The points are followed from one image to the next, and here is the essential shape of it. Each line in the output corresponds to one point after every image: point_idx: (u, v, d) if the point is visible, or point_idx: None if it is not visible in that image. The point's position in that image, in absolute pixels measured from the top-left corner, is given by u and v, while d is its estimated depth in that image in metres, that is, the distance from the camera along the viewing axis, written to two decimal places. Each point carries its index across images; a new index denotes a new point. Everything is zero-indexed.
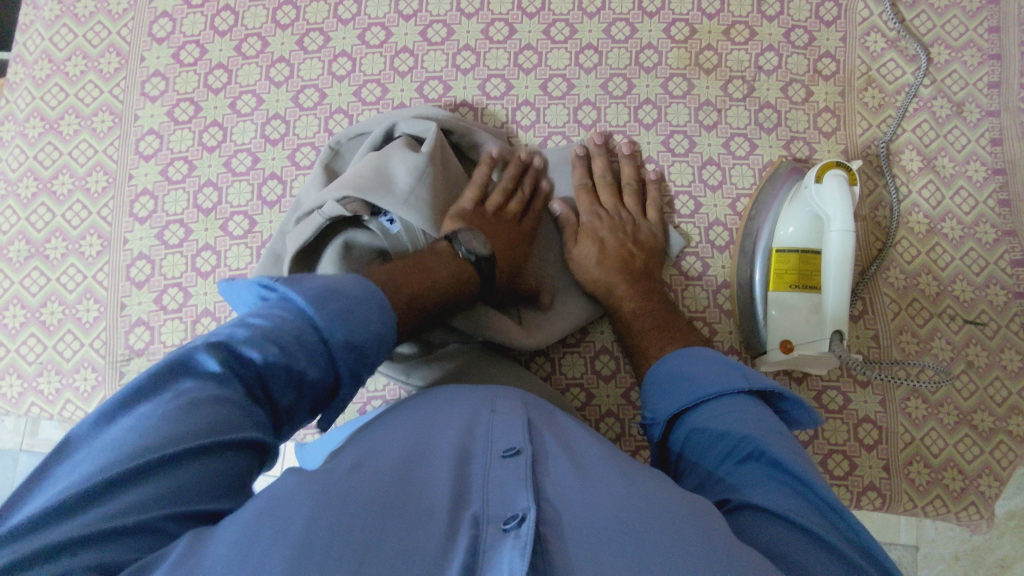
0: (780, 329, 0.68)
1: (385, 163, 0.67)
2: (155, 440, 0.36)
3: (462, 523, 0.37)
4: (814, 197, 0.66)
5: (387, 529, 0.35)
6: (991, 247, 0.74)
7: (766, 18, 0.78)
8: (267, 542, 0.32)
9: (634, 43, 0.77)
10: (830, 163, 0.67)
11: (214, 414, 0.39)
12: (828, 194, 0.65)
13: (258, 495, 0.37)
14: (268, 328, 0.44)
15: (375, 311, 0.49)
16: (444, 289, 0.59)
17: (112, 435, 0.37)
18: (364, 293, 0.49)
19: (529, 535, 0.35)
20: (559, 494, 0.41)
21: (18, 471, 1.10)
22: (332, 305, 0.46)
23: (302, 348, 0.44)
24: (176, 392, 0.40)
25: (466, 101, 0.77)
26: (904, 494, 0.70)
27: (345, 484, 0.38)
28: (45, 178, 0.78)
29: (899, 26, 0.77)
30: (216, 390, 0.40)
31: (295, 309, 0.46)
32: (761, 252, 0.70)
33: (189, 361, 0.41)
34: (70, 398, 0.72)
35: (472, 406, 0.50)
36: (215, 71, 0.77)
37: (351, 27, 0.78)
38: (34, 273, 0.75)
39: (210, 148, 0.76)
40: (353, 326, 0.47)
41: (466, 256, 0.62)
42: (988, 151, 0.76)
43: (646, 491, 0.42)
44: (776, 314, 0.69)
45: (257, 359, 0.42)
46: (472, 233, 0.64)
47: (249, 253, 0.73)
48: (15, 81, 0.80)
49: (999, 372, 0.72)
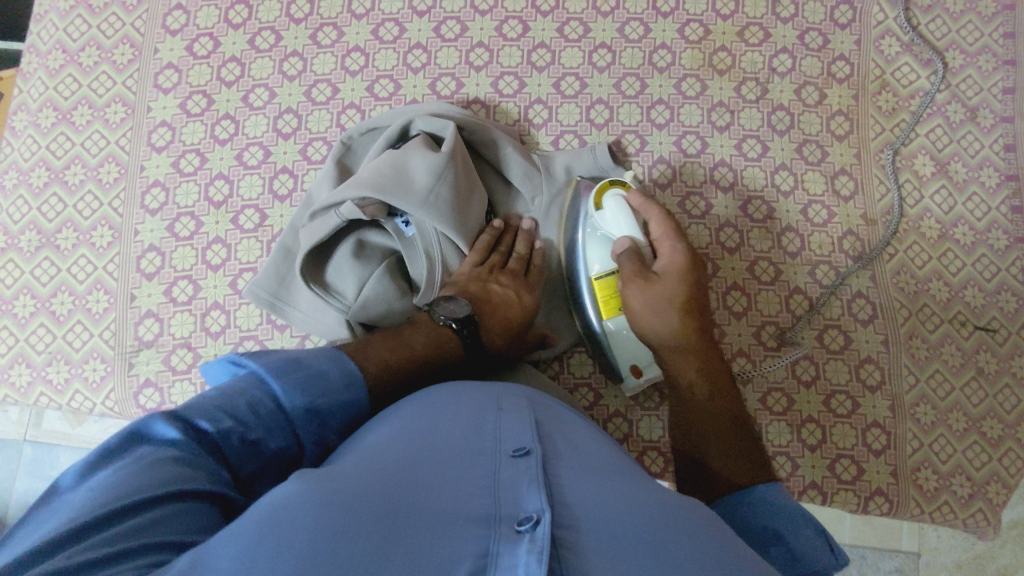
0: (626, 354, 0.68)
1: (402, 162, 0.67)
2: (124, 492, 0.36)
3: (474, 524, 0.36)
4: (600, 223, 0.68)
5: (394, 536, 0.35)
6: (1003, 253, 0.73)
7: (780, 20, 0.78)
8: (270, 556, 0.32)
9: (648, 43, 0.77)
10: (604, 185, 0.69)
11: (180, 470, 0.40)
12: (613, 217, 0.67)
13: (259, 505, 0.36)
14: (225, 397, 0.46)
15: (339, 373, 0.51)
16: (419, 355, 0.57)
17: (74, 497, 0.37)
18: (330, 357, 0.51)
19: (545, 539, 0.34)
20: (573, 493, 0.41)
21: (21, 462, 1.10)
22: (292, 372, 0.48)
23: (259, 419, 0.46)
24: (133, 456, 0.40)
25: (478, 98, 0.77)
26: (913, 500, 0.69)
27: (352, 488, 0.38)
28: (57, 168, 0.77)
29: (912, 31, 0.77)
30: (175, 450, 0.41)
31: (253, 383, 0.48)
32: (582, 279, 0.69)
33: (146, 430, 0.42)
34: (79, 388, 0.73)
35: (479, 405, 0.50)
36: (229, 64, 0.78)
37: (365, 23, 0.78)
38: (44, 263, 0.75)
39: (222, 141, 0.76)
40: (315, 389, 0.49)
41: (445, 324, 0.60)
42: (1002, 157, 0.75)
43: (657, 498, 0.42)
44: (618, 340, 0.68)
45: (213, 428, 0.44)
46: (451, 298, 0.62)
47: (259, 247, 0.73)
48: (29, 71, 0.80)
49: (1008, 380, 0.72)
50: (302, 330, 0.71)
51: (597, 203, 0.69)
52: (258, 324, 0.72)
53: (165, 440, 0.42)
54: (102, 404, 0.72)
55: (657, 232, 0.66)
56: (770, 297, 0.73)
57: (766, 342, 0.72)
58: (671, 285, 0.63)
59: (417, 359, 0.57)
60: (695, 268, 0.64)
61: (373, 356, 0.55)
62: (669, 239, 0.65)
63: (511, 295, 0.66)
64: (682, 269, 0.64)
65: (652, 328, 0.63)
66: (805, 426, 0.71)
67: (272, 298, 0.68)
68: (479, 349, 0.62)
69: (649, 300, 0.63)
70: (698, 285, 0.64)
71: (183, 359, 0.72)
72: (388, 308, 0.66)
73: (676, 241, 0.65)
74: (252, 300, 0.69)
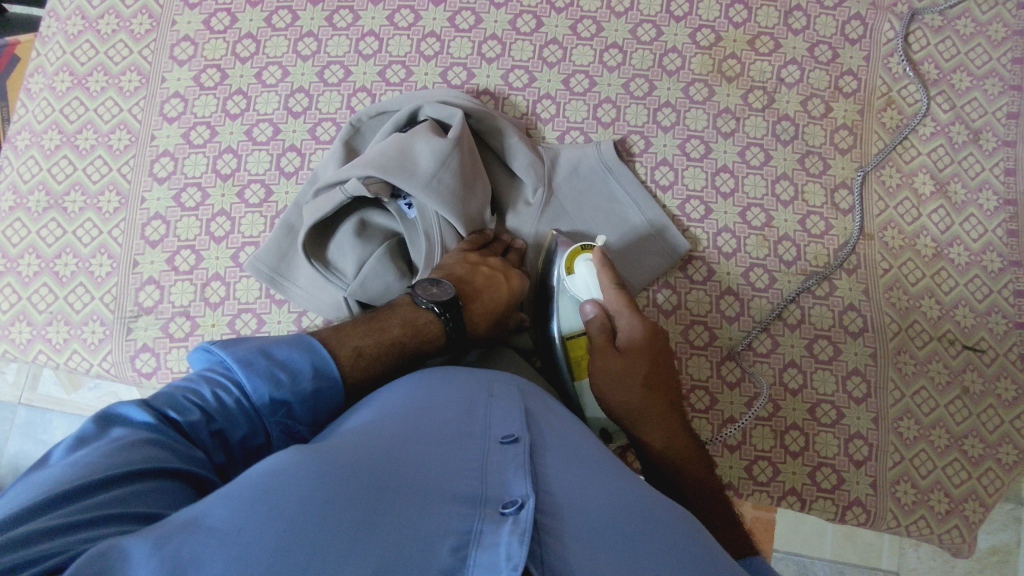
0: (600, 419, 0.68)
1: (409, 146, 0.67)
2: (99, 467, 0.38)
3: (460, 503, 0.38)
4: (571, 287, 0.68)
5: (384, 507, 0.36)
6: (996, 276, 0.74)
7: (792, 31, 0.78)
8: (262, 516, 0.33)
9: (659, 45, 0.78)
10: (577, 249, 0.68)
11: (149, 452, 0.41)
12: (581, 283, 0.67)
13: (252, 471, 0.37)
14: (193, 389, 0.48)
15: (307, 363, 0.52)
16: (390, 338, 0.58)
17: (44, 473, 0.39)
18: (296, 345, 0.53)
19: (528, 522, 0.36)
20: (555, 480, 0.42)
21: (15, 423, 1.11)
22: (257, 364, 0.50)
23: (223, 411, 0.48)
24: (103, 440, 0.42)
25: (488, 89, 0.78)
26: (889, 512, 0.70)
27: (345, 457, 0.39)
28: (70, 132, 0.78)
29: (905, 61, 0.78)
30: (143, 434, 0.43)
31: (220, 375, 0.50)
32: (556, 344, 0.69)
33: (119, 419, 0.44)
34: (77, 348, 0.74)
35: (471, 391, 0.51)
36: (244, 40, 0.79)
37: (381, 8, 0.79)
38: (51, 225, 0.76)
39: (233, 116, 0.77)
40: (279, 378, 0.50)
41: (427, 308, 0.61)
42: (1001, 180, 0.76)
43: (640, 492, 0.43)
44: (590, 408, 0.68)
45: (181, 419, 0.46)
46: (431, 281, 0.63)
47: (263, 222, 0.75)
48: (47, 35, 0.81)
49: (993, 401, 0.72)
50: (300, 306, 0.72)
51: (568, 269, 0.68)
52: (257, 298, 0.73)
53: (136, 426, 0.44)
54: (99, 365, 0.74)
55: (614, 303, 0.65)
56: (763, 304, 0.74)
57: (755, 347, 0.73)
58: (630, 362, 0.62)
59: (389, 343, 0.58)
60: (654, 340, 0.63)
61: (348, 341, 0.56)
62: (626, 312, 0.64)
63: (496, 281, 0.66)
64: (638, 342, 0.63)
65: (614, 404, 0.63)
66: (788, 433, 0.72)
67: (271, 272, 0.70)
68: (460, 334, 0.62)
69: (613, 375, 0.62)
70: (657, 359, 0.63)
71: (181, 327, 0.73)
72: (386, 288, 0.67)
73: (632, 314, 0.64)
74: (252, 272, 0.71)
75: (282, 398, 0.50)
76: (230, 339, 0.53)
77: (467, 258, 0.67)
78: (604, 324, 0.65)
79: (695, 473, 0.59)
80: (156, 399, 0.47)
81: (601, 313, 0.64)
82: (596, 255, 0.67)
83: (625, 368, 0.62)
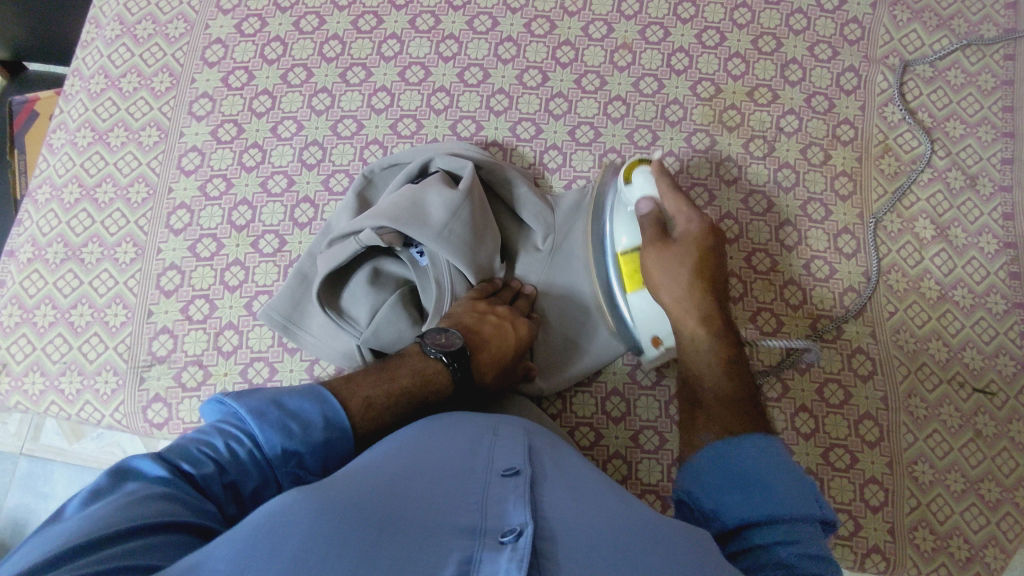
0: (646, 326, 0.70)
1: (421, 198, 0.69)
2: (111, 521, 0.38)
3: (459, 535, 0.38)
4: (625, 195, 0.71)
5: (383, 541, 0.36)
6: (1002, 317, 0.75)
7: (789, 83, 0.81)
8: (263, 557, 0.33)
9: (661, 98, 0.81)
10: (636, 161, 0.72)
11: (160, 505, 0.41)
12: (639, 188, 0.70)
13: (255, 513, 0.37)
14: (207, 441, 0.48)
15: (318, 413, 0.52)
16: (398, 388, 0.58)
17: (57, 527, 0.39)
18: (306, 396, 0.53)
19: (526, 549, 0.36)
20: (558, 511, 0.42)
21: (15, 476, 1.10)
22: (269, 414, 0.50)
23: (236, 462, 0.48)
24: (117, 493, 0.42)
25: (497, 141, 0.80)
26: (910, 560, 0.69)
27: (346, 495, 0.39)
28: (89, 185, 0.80)
29: (899, 110, 0.81)
30: (158, 487, 0.43)
31: (233, 427, 0.50)
32: (608, 253, 0.72)
33: (134, 473, 0.44)
34: (89, 399, 0.74)
35: (475, 429, 0.51)
36: (261, 96, 0.81)
37: (393, 65, 0.82)
38: (67, 276, 0.77)
39: (249, 168, 0.79)
40: (290, 429, 0.50)
41: (436, 357, 0.61)
42: (1001, 225, 0.78)
43: (641, 518, 0.43)
44: (639, 313, 0.70)
45: (195, 471, 0.46)
46: (439, 330, 0.63)
47: (276, 271, 0.76)
48: (71, 93, 0.84)
49: (1007, 444, 0.72)
50: (312, 355, 0.72)
51: (625, 177, 0.71)
52: (269, 346, 0.73)
53: (149, 480, 0.44)
54: (110, 416, 0.73)
55: (671, 204, 0.69)
56: (772, 348, 0.74)
57: (766, 393, 0.73)
58: (682, 249, 0.68)
59: (396, 393, 0.58)
60: (709, 236, 0.69)
61: (359, 391, 0.56)
62: (686, 210, 0.69)
63: (501, 330, 0.66)
64: (696, 236, 0.68)
65: (664, 291, 0.67)
66: None
67: (285, 321, 0.70)
68: (468, 383, 0.62)
69: (662, 261, 0.67)
70: (709, 254, 0.68)
71: (194, 376, 0.73)
72: (399, 335, 0.68)
73: (691, 211, 0.69)
74: (266, 322, 0.71)
75: (294, 448, 0.50)
76: (242, 391, 0.54)
77: (477, 308, 0.68)
78: (661, 223, 0.69)
79: (722, 353, 0.64)
80: (169, 452, 0.47)
81: (654, 209, 0.69)
82: (654, 164, 0.71)
83: (674, 256, 0.67)
